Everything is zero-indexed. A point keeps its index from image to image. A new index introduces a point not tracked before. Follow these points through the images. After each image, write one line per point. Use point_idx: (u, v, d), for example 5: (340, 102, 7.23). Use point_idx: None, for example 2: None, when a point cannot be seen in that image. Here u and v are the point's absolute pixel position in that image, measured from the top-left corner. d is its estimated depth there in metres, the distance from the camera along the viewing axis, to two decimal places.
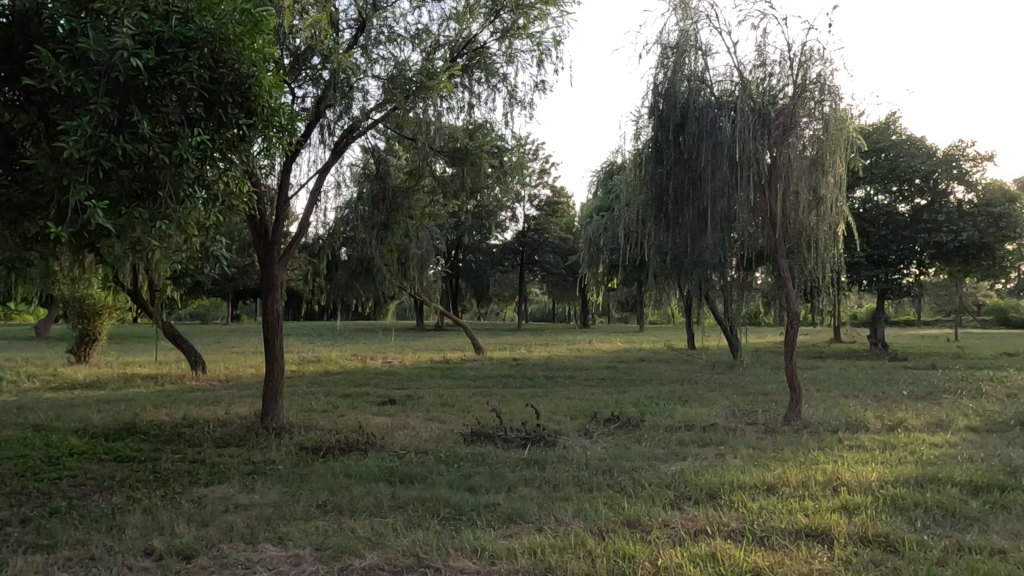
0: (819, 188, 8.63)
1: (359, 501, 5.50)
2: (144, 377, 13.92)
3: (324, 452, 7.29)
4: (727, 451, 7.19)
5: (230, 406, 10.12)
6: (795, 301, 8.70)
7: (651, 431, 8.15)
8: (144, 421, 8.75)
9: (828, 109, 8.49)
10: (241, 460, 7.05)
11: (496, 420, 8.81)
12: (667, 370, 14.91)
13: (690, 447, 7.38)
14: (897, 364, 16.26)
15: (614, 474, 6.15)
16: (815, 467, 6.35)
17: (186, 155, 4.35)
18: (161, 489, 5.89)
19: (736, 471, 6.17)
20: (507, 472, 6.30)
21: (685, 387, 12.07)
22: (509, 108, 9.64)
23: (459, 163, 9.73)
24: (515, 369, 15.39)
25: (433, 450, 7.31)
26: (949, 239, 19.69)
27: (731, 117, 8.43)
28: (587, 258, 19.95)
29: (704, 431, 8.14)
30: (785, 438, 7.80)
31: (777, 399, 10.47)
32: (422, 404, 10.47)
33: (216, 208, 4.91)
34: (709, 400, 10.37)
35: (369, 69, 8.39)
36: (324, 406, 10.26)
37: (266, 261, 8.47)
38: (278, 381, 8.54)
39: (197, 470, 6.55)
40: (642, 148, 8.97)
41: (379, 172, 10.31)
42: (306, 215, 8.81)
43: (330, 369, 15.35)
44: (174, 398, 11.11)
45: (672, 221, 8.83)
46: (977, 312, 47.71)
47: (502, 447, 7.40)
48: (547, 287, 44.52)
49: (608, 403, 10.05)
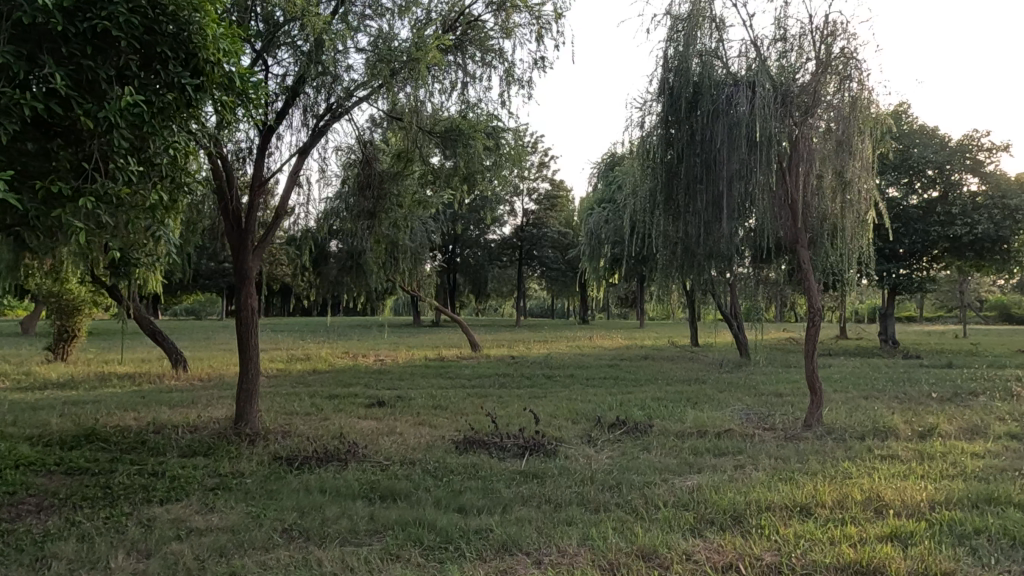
0: (844, 172, 7.92)
1: (330, 526, 4.78)
2: (122, 377, 13.19)
3: (299, 464, 6.57)
4: (746, 462, 6.48)
5: (205, 409, 9.39)
6: (817, 295, 8.00)
7: (661, 438, 7.45)
8: (107, 425, 8.01)
9: (853, 86, 7.79)
10: (207, 473, 6.32)
11: (491, 425, 8.09)
12: (672, 369, 14.19)
13: (705, 456, 6.68)
14: (913, 362, 15.54)
15: (622, 491, 5.44)
16: (849, 483, 5.65)
17: (114, 119, 3.63)
18: (109, 509, 5.18)
19: (762, 488, 5.46)
20: (502, 488, 5.59)
21: (694, 387, 11.35)
22: (506, 88, 8.92)
23: (452, 147, 9.01)
24: (513, 368, 14.67)
25: (422, 461, 6.58)
26: (964, 232, 18.95)
27: (749, 95, 7.67)
28: (587, 250, 19.08)
29: (718, 437, 7.45)
30: (809, 447, 7.08)
31: (793, 401, 9.77)
32: (413, 407, 9.76)
33: (162, 185, 4.20)
34: (722, 402, 9.64)
35: (352, 42, 7.67)
36: (306, 409, 9.53)
37: (239, 251, 7.73)
38: (252, 382, 7.83)
39: (154, 484, 5.83)
40: (652, 131, 8.21)
41: (365, 157, 9.56)
42: (283, 201, 8.07)
43: (319, 368, 14.63)
44: (148, 399, 10.38)
45: (684, 209, 8.07)
46: (982, 308, 47.03)
47: (497, 457, 6.70)
48: (546, 283, 43.77)
49: (612, 407, 9.31)
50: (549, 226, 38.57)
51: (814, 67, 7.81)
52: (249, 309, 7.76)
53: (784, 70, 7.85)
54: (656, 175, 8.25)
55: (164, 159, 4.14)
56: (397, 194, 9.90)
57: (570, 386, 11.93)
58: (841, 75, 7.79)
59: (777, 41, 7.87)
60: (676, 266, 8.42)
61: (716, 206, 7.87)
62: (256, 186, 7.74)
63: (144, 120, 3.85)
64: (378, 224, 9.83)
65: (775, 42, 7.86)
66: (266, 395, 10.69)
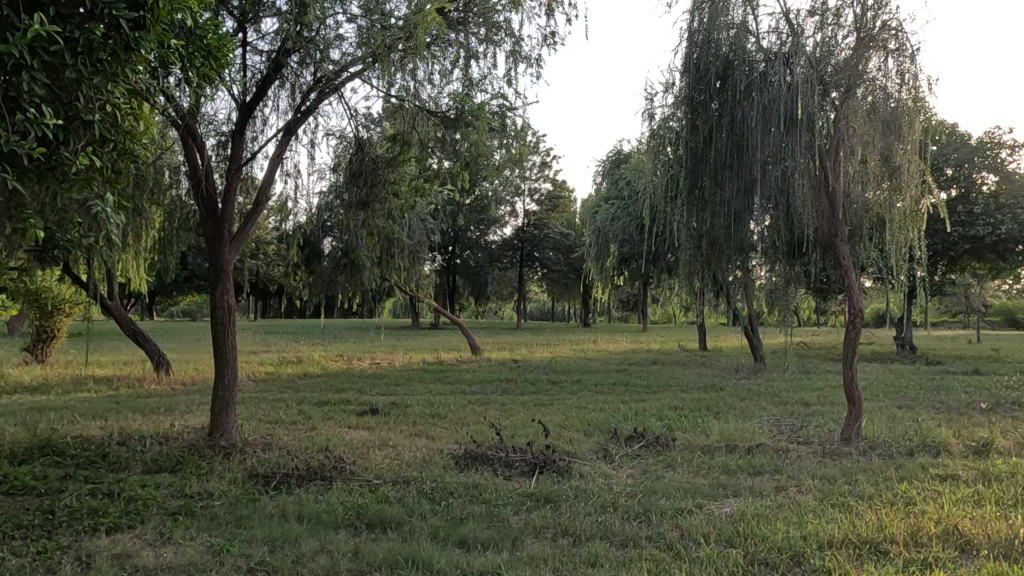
0: (891, 156, 7.10)
1: (305, 565, 3.98)
2: (100, 380, 12.39)
3: (277, 482, 5.75)
4: (787, 484, 5.67)
5: (181, 417, 8.55)
6: (857, 293, 7.20)
7: (686, 453, 6.66)
8: (66, 436, 7.16)
9: (900, 62, 7.00)
10: (170, 493, 5.50)
11: (495, 437, 7.28)
12: (684, 375, 13.37)
13: (739, 476, 5.89)
14: (938, 368, 14.73)
15: (653, 520, 4.64)
16: (916, 509, 4.85)
17: (20, 54, 2.93)
18: (45, 540, 4.37)
19: (816, 518, 4.65)
20: (510, 516, 4.79)
21: (711, 394, 10.55)
22: (512, 65, 8.10)
23: (453, 129, 8.19)
24: (516, 373, 13.83)
25: (417, 480, 5.78)
26: (987, 232, 18.14)
27: (786, 71, 6.86)
28: (595, 251, 17.75)
29: (750, 453, 6.66)
30: (855, 465, 6.28)
31: (824, 410, 8.96)
32: (409, 415, 8.94)
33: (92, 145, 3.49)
34: (747, 412, 8.83)
35: (342, 8, 6.91)
36: (293, 417, 8.74)
37: (214, 243, 6.93)
38: (229, 389, 7.02)
39: (106, 509, 5.01)
40: (675, 115, 7.42)
41: (359, 142, 8.70)
42: (265, 185, 7.26)
43: (310, 371, 13.81)
44: (121, 406, 9.55)
45: (710, 199, 7.26)
46: (989, 313, 46.21)
47: (502, 476, 5.90)
48: (546, 285, 42.96)
49: (627, 417, 8.49)
50: (551, 227, 37.77)
51: (854, 41, 7.04)
52: (227, 307, 6.95)
53: (822, 45, 7.07)
54: (680, 161, 7.44)
55: (96, 115, 3.43)
56: (393, 182, 8.95)
57: (577, 392, 11.12)
58: (887, 51, 7.01)
59: (813, 12, 7.09)
60: (701, 261, 7.60)
61: (748, 194, 7.06)
62: (234, 169, 6.95)
63: (66, 63, 3.18)
64: (371, 215, 8.98)
65: (813, 13, 7.06)
66: (250, 402, 9.88)
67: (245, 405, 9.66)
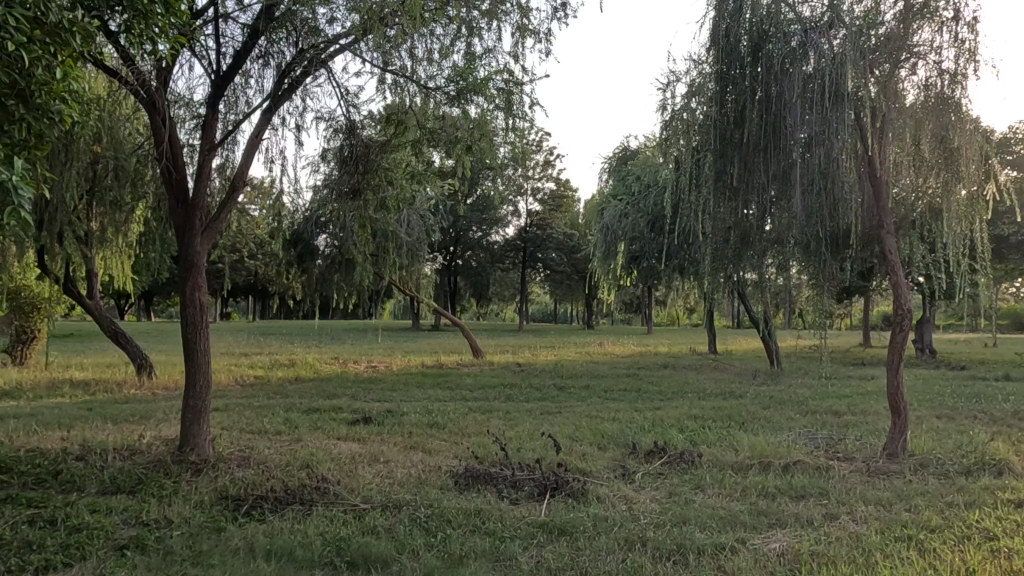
0: (948, 137, 6.30)
1: None
2: (78, 384, 11.61)
3: (248, 508, 4.97)
4: (838, 510, 4.91)
5: (154, 427, 7.78)
6: (905, 291, 6.44)
7: (714, 472, 5.91)
8: (18, 450, 6.37)
9: (956, 32, 6.22)
10: (122, 521, 4.72)
11: (499, 451, 6.53)
12: (698, 380, 12.60)
13: (778, 501, 5.14)
14: (965, 374, 13.98)
15: (690, 561, 3.88)
16: (1000, 545, 4.08)
17: None
18: None
19: (886, 559, 3.89)
20: (519, 553, 4.03)
21: (731, 402, 9.79)
22: (518, 41, 7.18)
23: (454, 107, 7.37)
24: (519, 377, 13.04)
25: (410, 505, 5.01)
26: (1013, 232, 17.35)
27: (825, 43, 6.12)
28: (601, 249, 16.87)
29: (787, 472, 5.91)
30: (910, 487, 5.51)
31: (859, 422, 8.19)
32: (405, 424, 8.19)
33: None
34: (775, 423, 8.04)
35: None
36: (278, 427, 7.98)
37: (184, 231, 6.20)
38: (200, 396, 6.27)
39: (42, 542, 4.24)
40: (703, 92, 6.66)
41: (350, 127, 7.85)
42: (243, 167, 6.51)
43: (302, 375, 13.05)
44: (93, 413, 8.78)
45: (741, 185, 6.49)
46: (998, 317, 45.34)
47: (508, 500, 5.15)
48: (549, 286, 42.24)
49: (644, 427, 7.74)
50: (554, 227, 37.14)
51: (901, 10, 6.30)
52: (198, 305, 6.19)
53: (866, 15, 6.32)
54: (706, 144, 6.67)
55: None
56: (387, 169, 8.14)
57: (586, 399, 10.36)
58: (941, 20, 6.25)
59: None
60: (729, 256, 6.83)
61: (784, 180, 6.30)
62: (206, 148, 6.23)
63: None
64: (365, 205, 8.12)
65: None
66: (234, 409, 9.10)
67: (228, 413, 8.88)
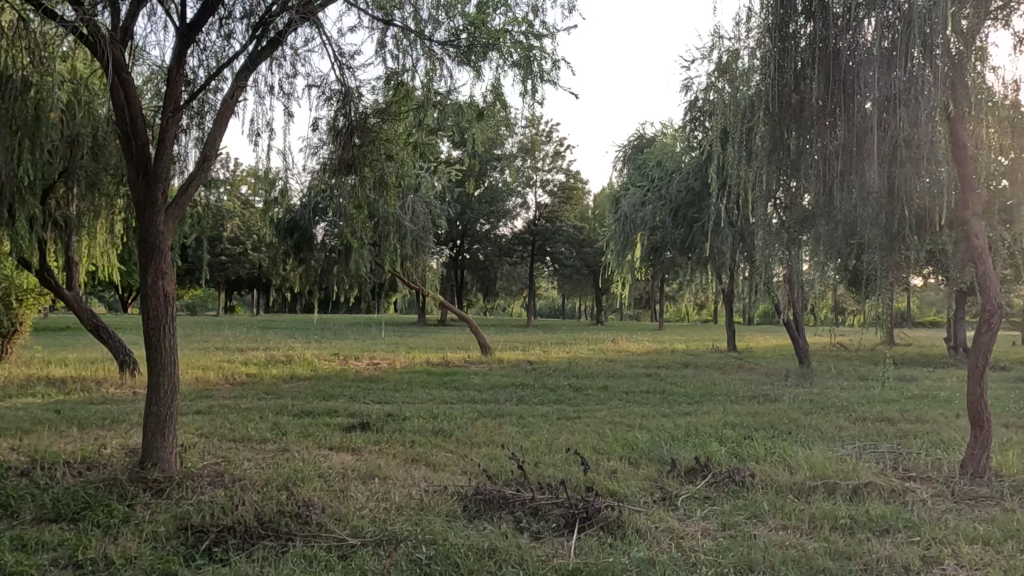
0: None
1: None
2: (56, 382, 10.71)
3: (210, 544, 4.05)
4: (938, 552, 3.97)
5: (121, 434, 6.84)
6: (997, 285, 5.42)
7: (772, 496, 4.96)
8: None
9: None
10: (51, 562, 3.80)
11: (515, 468, 5.61)
12: (726, 381, 11.60)
13: (859, 538, 4.19)
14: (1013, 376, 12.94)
15: None
16: None
17: None
18: None
19: None
20: None
21: (770, 407, 8.81)
22: None
23: (465, 66, 6.39)
24: (532, 377, 12.07)
25: (408, 539, 4.09)
26: None
27: None
28: (617, 240, 15.92)
29: (860, 498, 4.96)
30: (1014, 517, 4.55)
31: (922, 433, 7.19)
32: (405, 431, 7.25)
33: None
34: (827, 433, 7.08)
35: None
36: (263, 433, 7.05)
37: (144, 206, 5.27)
38: (164, 403, 5.33)
39: None
40: (757, 49, 5.69)
41: (345, 94, 6.87)
42: (213, 132, 5.57)
43: (298, 373, 12.14)
44: (59, 416, 7.86)
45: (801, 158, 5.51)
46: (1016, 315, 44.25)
47: (527, 534, 4.23)
48: (558, 280, 41.26)
49: (678, 438, 6.77)
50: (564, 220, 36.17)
51: None
52: (161, 294, 5.25)
53: None
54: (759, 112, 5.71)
55: None
56: (388, 141, 7.16)
57: (607, 402, 9.38)
58: None
59: None
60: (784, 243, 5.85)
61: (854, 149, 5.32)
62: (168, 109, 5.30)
63: None
64: (360, 181, 7.11)
65: None
66: (218, 413, 8.19)
67: (210, 417, 7.95)
